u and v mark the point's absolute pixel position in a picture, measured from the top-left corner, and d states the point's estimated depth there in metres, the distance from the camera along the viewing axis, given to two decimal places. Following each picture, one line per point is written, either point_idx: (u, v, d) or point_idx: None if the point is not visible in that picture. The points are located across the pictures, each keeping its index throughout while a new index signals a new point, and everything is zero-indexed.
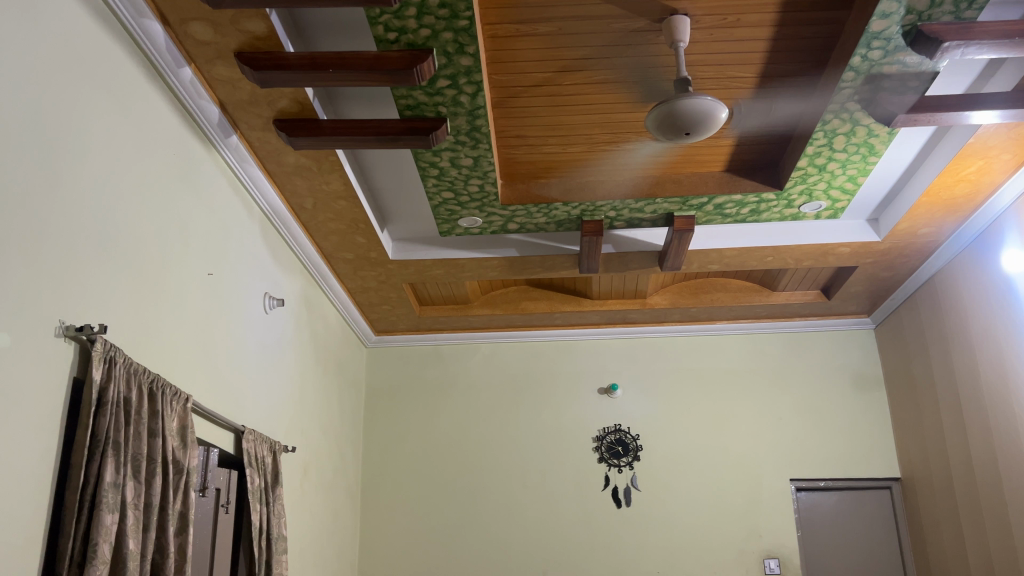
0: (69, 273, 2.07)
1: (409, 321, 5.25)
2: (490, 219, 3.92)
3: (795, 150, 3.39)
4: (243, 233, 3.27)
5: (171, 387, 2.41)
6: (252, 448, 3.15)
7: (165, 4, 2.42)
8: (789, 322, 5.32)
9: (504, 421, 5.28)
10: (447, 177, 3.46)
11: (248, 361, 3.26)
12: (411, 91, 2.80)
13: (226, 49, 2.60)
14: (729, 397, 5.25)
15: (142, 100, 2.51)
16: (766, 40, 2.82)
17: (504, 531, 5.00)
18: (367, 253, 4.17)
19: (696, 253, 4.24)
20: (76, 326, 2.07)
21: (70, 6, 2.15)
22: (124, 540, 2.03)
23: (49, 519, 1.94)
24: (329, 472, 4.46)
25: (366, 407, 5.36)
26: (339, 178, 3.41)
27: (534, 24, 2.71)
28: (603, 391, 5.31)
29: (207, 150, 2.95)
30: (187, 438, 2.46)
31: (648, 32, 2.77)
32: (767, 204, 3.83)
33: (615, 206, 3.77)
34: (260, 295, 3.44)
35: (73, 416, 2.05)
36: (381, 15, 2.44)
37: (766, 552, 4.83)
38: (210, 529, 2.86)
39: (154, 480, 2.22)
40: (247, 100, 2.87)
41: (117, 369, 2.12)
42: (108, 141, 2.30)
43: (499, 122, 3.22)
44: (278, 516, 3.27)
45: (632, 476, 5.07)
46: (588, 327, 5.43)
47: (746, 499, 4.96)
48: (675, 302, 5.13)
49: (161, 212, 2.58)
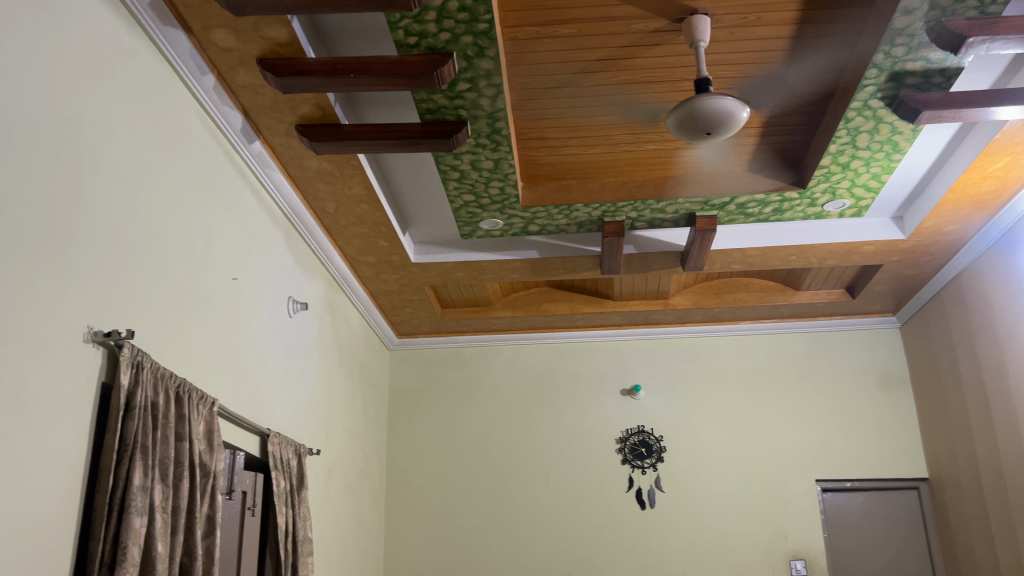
0: (96, 280, 2.09)
1: (431, 324, 5.27)
2: (511, 221, 3.92)
3: (817, 149, 3.37)
4: (266, 238, 3.30)
5: (197, 392, 2.43)
6: (277, 451, 3.17)
7: (187, 11, 2.44)
8: (813, 321, 5.28)
9: (527, 423, 5.29)
10: (468, 180, 3.47)
11: (272, 365, 3.28)
12: (431, 94, 2.81)
13: (249, 56, 2.63)
14: (752, 397, 5.21)
15: (167, 107, 2.54)
16: (787, 39, 2.80)
17: (527, 532, 5.00)
18: (389, 256, 4.19)
19: (718, 253, 4.22)
20: (104, 331, 2.09)
21: (95, 14, 2.18)
22: (153, 543, 2.05)
23: (80, 522, 1.96)
24: (354, 475, 4.48)
25: (389, 409, 5.38)
26: (361, 182, 3.42)
27: (554, 26, 2.71)
28: (626, 392, 5.30)
29: (231, 156, 2.98)
30: (213, 442, 2.49)
31: (668, 32, 2.75)
32: (790, 203, 3.81)
33: (637, 206, 3.76)
34: (283, 299, 3.47)
35: (101, 421, 2.08)
36: (401, 19, 2.45)
37: (792, 553, 4.80)
38: (237, 531, 2.89)
39: (182, 483, 2.24)
40: (269, 106, 2.90)
41: (144, 374, 2.15)
42: (134, 149, 2.33)
43: (520, 124, 3.22)
44: (304, 519, 3.29)
45: (655, 477, 5.05)
46: (610, 328, 5.42)
47: (771, 500, 4.93)
48: (697, 302, 5.10)
49: (185, 218, 2.61)
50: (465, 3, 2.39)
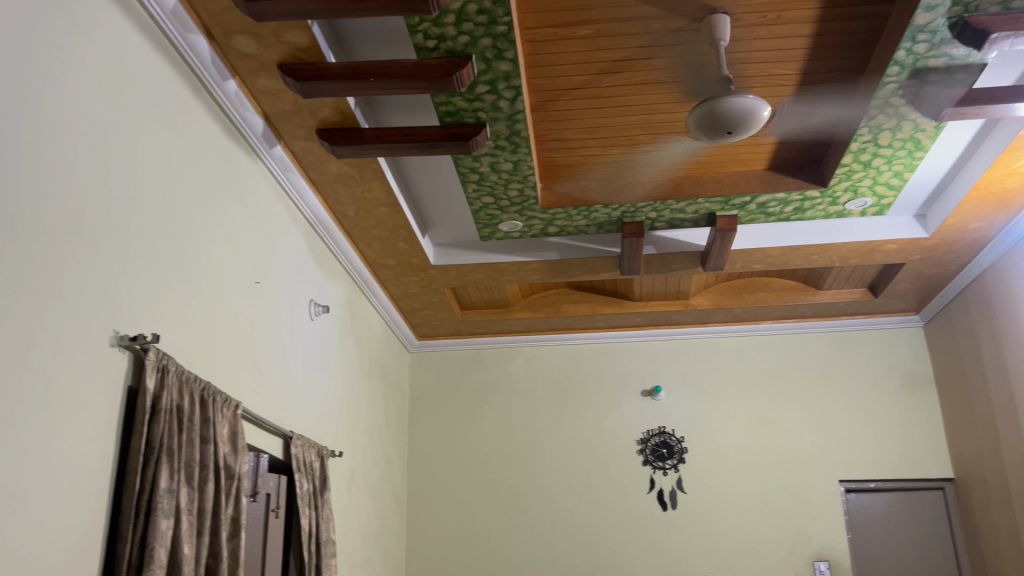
0: (122, 285, 2.12)
1: (451, 325, 5.28)
2: (531, 223, 3.92)
3: (839, 147, 3.35)
4: (288, 241, 3.32)
5: (221, 395, 2.45)
6: (300, 453, 3.19)
7: (209, 18, 2.47)
8: (835, 320, 5.24)
9: (547, 424, 5.29)
10: (487, 182, 3.47)
11: (294, 367, 3.30)
12: (451, 97, 2.82)
13: (269, 61, 2.65)
14: (775, 398, 5.18)
15: (189, 114, 2.56)
16: (807, 37, 2.79)
17: (549, 534, 4.99)
18: (409, 259, 4.20)
19: (739, 253, 4.20)
20: (129, 336, 2.11)
21: (118, 22, 2.21)
22: (179, 545, 2.07)
23: (107, 525, 1.99)
24: (376, 477, 4.50)
25: (410, 410, 5.40)
26: (381, 186, 3.44)
27: (573, 27, 2.71)
28: (647, 393, 5.29)
29: (252, 160, 3.00)
30: (237, 444, 2.50)
31: (687, 32, 2.75)
32: (811, 202, 3.78)
33: (657, 206, 3.75)
34: (305, 302, 3.49)
35: (127, 425, 2.10)
36: (420, 23, 2.46)
37: (816, 555, 4.76)
38: (262, 534, 2.91)
39: (206, 486, 2.26)
40: (290, 110, 2.92)
41: (170, 377, 2.17)
42: (157, 155, 2.35)
43: (539, 126, 3.23)
44: (327, 521, 3.31)
45: (677, 479, 5.03)
46: (630, 329, 5.40)
47: (793, 501, 4.90)
48: (718, 303, 5.08)
49: (208, 223, 2.63)
50: (484, 6, 2.40)
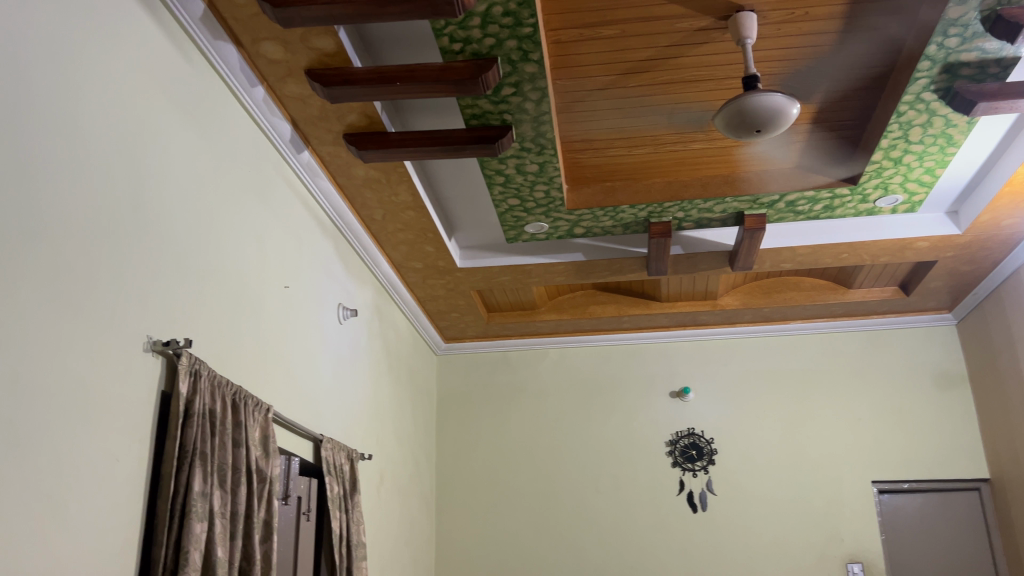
0: (154, 290, 2.14)
1: (478, 328, 5.28)
2: (557, 224, 3.92)
3: (869, 143, 3.31)
4: (316, 245, 3.34)
5: (253, 399, 2.47)
6: (331, 456, 3.21)
7: (237, 25, 2.49)
8: (866, 319, 5.18)
9: (575, 425, 5.27)
10: (513, 184, 3.47)
11: (323, 371, 3.32)
12: (476, 100, 2.82)
13: (296, 66, 2.67)
14: (805, 398, 5.13)
15: (218, 120, 2.59)
16: (835, 33, 2.76)
17: (578, 535, 4.98)
18: (436, 261, 4.21)
19: (767, 253, 4.16)
20: (162, 341, 2.14)
21: (148, 30, 2.24)
22: (213, 547, 2.09)
23: (143, 528, 2.01)
24: (405, 480, 4.52)
25: (438, 412, 5.41)
26: (407, 189, 3.45)
27: (598, 28, 2.70)
28: (675, 395, 5.26)
29: (280, 166, 3.03)
30: (269, 448, 2.52)
31: (713, 30, 2.73)
32: (841, 199, 3.75)
33: (684, 206, 3.73)
34: (334, 306, 3.51)
35: (161, 430, 2.13)
36: (446, 26, 2.46)
37: (849, 556, 4.71)
38: (293, 536, 2.93)
39: (239, 489, 2.29)
40: (317, 116, 2.94)
41: (202, 382, 2.19)
42: (188, 160, 2.38)
43: (564, 127, 3.22)
44: (357, 524, 3.32)
45: (707, 480, 5.00)
46: (657, 330, 5.37)
47: (825, 502, 4.85)
48: (746, 303, 5.04)
49: (239, 229, 2.66)
50: (509, 8, 2.40)
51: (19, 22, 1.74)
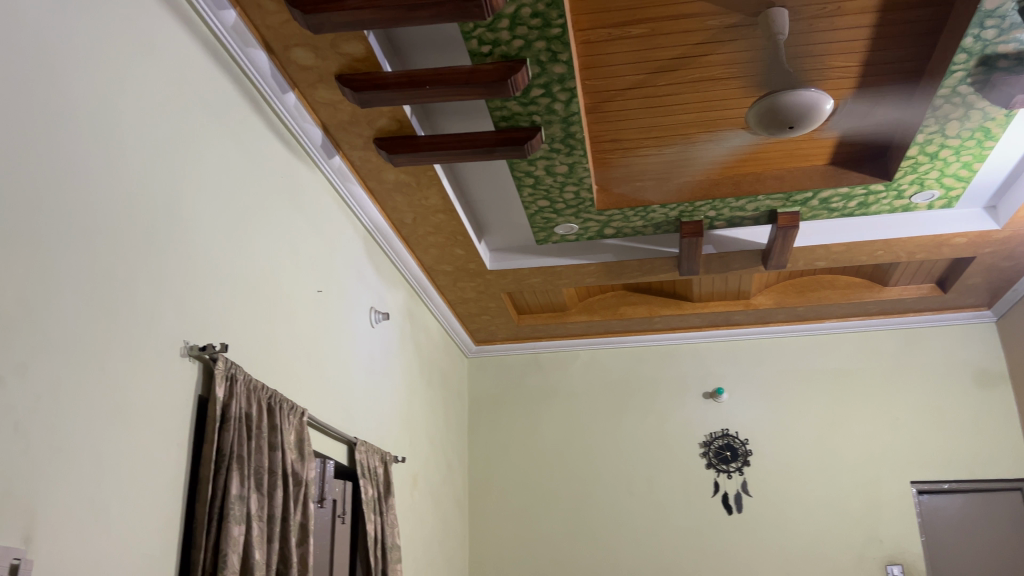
0: (191, 296, 2.16)
1: (508, 330, 5.28)
2: (587, 225, 3.90)
3: (904, 138, 3.26)
4: (348, 249, 3.36)
5: (288, 402, 2.49)
6: (365, 459, 3.23)
7: (269, 32, 2.51)
8: (902, 317, 5.09)
9: (608, 427, 5.25)
10: (542, 185, 3.47)
11: (356, 374, 3.34)
12: (505, 102, 2.82)
13: (327, 72, 2.69)
14: (840, 397, 5.07)
15: (251, 126, 2.61)
16: (868, 27, 2.72)
17: (613, 537, 4.96)
18: (466, 264, 4.22)
19: (801, 251, 4.12)
20: (199, 346, 2.16)
21: (182, 39, 2.27)
22: (251, 550, 2.11)
23: (182, 531, 2.03)
24: (438, 483, 4.53)
25: (470, 414, 5.42)
26: (437, 193, 3.46)
27: (627, 27, 2.69)
28: (708, 396, 5.21)
29: (312, 171, 3.05)
30: (304, 451, 2.54)
31: (744, 27, 2.70)
32: (875, 196, 3.70)
33: (715, 205, 3.71)
34: (366, 309, 3.53)
35: (199, 434, 2.15)
36: (475, 29, 2.46)
37: (888, 558, 4.64)
38: (329, 539, 2.95)
39: (276, 492, 2.31)
40: (348, 121, 2.95)
41: (238, 386, 2.21)
42: (222, 167, 2.41)
43: (594, 127, 3.21)
44: (392, 526, 3.34)
45: (742, 482, 4.95)
46: (689, 331, 5.33)
47: (863, 503, 4.78)
48: (780, 302, 4.97)
49: (272, 234, 2.68)
50: (538, 9, 2.39)
51: (55, 30, 1.77)
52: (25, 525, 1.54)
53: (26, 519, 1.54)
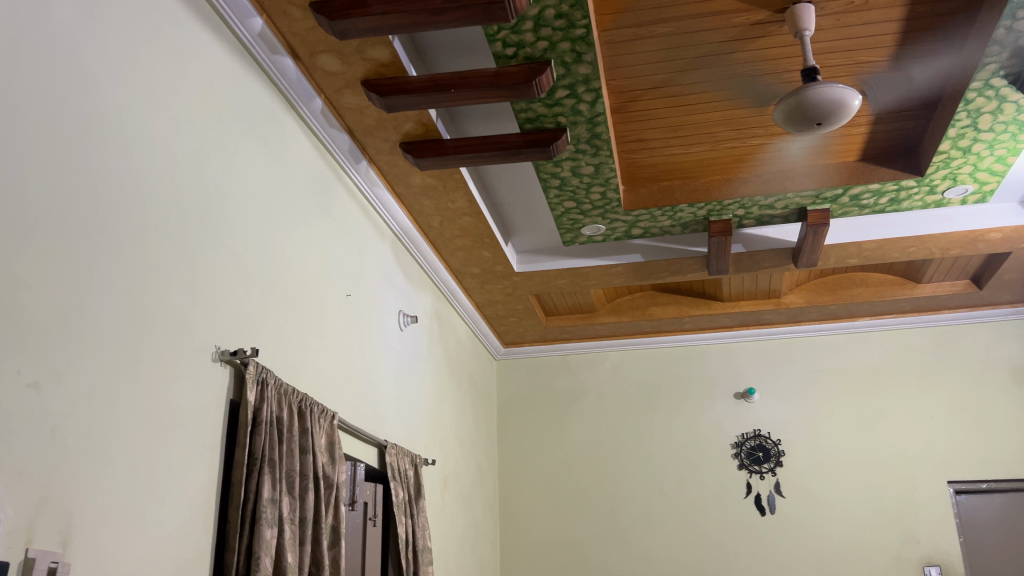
0: (221, 301, 2.19)
1: (536, 332, 5.27)
2: (614, 225, 3.88)
3: (935, 133, 3.22)
4: (376, 253, 3.38)
5: (318, 406, 2.51)
6: (395, 462, 3.24)
7: (295, 39, 2.54)
8: (936, 315, 5.01)
9: (638, 428, 5.22)
10: (569, 186, 3.46)
11: (385, 376, 3.35)
12: (530, 103, 2.82)
13: (353, 78, 2.70)
14: (874, 397, 5.00)
15: (279, 132, 2.64)
16: (898, 21, 2.68)
17: (646, 538, 4.94)
18: (493, 266, 4.22)
19: (831, 249, 4.07)
20: (230, 350, 2.19)
21: (210, 47, 2.29)
22: (283, 553, 2.13)
23: (216, 534, 2.06)
24: (468, 486, 4.53)
25: (500, 418, 5.43)
26: (464, 196, 3.47)
27: (652, 26, 2.67)
28: (740, 396, 5.17)
29: (339, 176, 3.08)
30: (335, 454, 2.56)
31: (770, 23, 2.68)
32: (907, 192, 3.64)
33: (744, 204, 3.68)
34: (394, 313, 3.55)
35: (232, 438, 2.18)
36: (499, 31, 2.46)
37: (926, 559, 4.57)
38: (361, 542, 2.96)
39: (307, 494, 2.33)
40: (374, 125, 2.97)
41: (270, 390, 2.23)
42: (251, 173, 2.43)
43: (620, 127, 3.20)
44: (423, 528, 3.35)
45: (775, 483, 4.90)
46: (718, 331, 5.28)
47: (899, 504, 4.71)
48: (812, 301, 4.91)
49: (301, 238, 2.70)
50: (562, 10, 2.39)
51: (87, 39, 1.80)
52: (63, 529, 1.57)
53: (65, 523, 1.57)
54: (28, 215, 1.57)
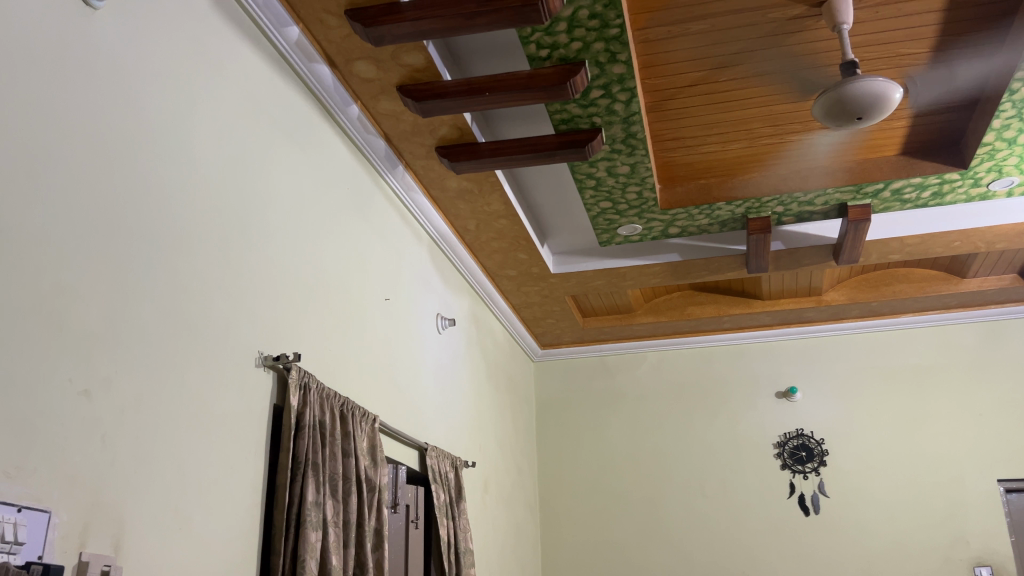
0: (262, 307, 2.22)
1: (574, 333, 5.25)
2: (651, 225, 3.87)
3: (979, 124, 3.15)
4: (413, 256, 3.40)
5: (359, 409, 2.54)
6: (436, 464, 3.27)
7: (331, 47, 2.57)
8: (984, 310, 4.90)
9: (679, 428, 5.19)
10: (605, 186, 3.45)
11: (424, 379, 3.37)
12: (565, 104, 2.82)
13: (388, 84, 2.73)
14: (920, 394, 4.91)
15: (316, 139, 2.67)
16: (938, 11, 2.63)
17: (687, 539, 4.90)
18: (529, 269, 4.23)
19: (872, 244, 4.00)
20: (272, 355, 2.22)
21: (249, 57, 2.33)
22: (328, 555, 2.15)
23: (261, 538, 2.09)
24: (508, 487, 4.54)
25: (539, 419, 5.43)
26: (500, 199, 3.48)
27: (686, 24, 2.66)
28: (781, 395, 5.11)
29: (376, 181, 3.10)
30: (377, 457, 2.58)
31: (807, 18, 2.64)
32: (951, 184, 3.58)
33: (783, 200, 3.64)
34: (433, 316, 3.57)
35: (276, 442, 2.20)
36: (533, 33, 2.47)
37: (977, 559, 4.48)
38: (404, 544, 2.98)
39: (350, 498, 2.35)
40: (410, 131, 2.99)
41: (312, 394, 2.26)
42: (289, 178, 2.46)
43: (655, 126, 3.19)
44: (465, 530, 3.36)
45: (819, 483, 4.84)
46: (758, 329, 5.22)
47: (947, 502, 4.63)
48: (854, 297, 4.83)
49: (339, 243, 2.73)
50: (596, 11, 2.38)
51: (131, 55, 1.84)
52: (115, 533, 1.60)
53: (116, 528, 1.60)
54: (79, 232, 1.61)
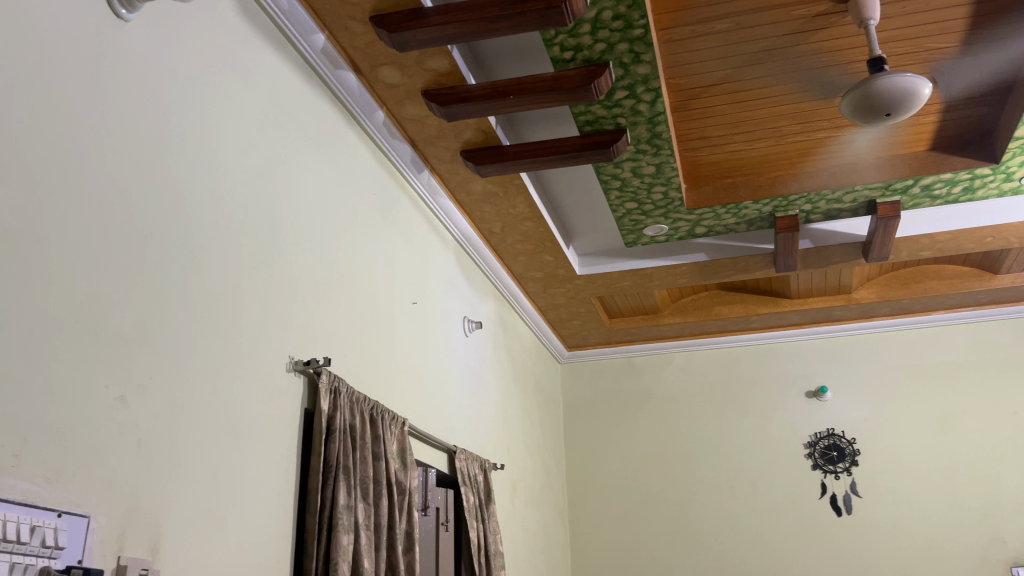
0: (292, 312, 2.23)
1: (600, 334, 5.24)
2: (677, 225, 3.85)
3: (1010, 118, 3.10)
4: (440, 260, 3.42)
5: (389, 413, 2.55)
6: (465, 466, 3.27)
7: (357, 54, 2.59)
8: (1017, 307, 4.82)
9: (709, 429, 5.16)
10: (630, 187, 3.44)
11: (452, 381, 3.38)
12: (590, 106, 2.83)
13: (413, 89, 2.74)
14: (952, 393, 4.85)
15: (343, 145, 2.69)
16: (967, 5, 2.60)
17: (718, 540, 4.88)
18: (556, 270, 4.22)
19: (902, 241, 3.96)
20: (303, 360, 2.24)
21: (275, 64, 2.36)
22: (360, 558, 2.17)
23: (294, 542, 2.11)
24: (536, 488, 4.54)
25: (566, 421, 5.42)
26: (525, 201, 3.48)
27: (710, 23, 2.65)
28: (811, 395, 5.06)
29: (402, 185, 3.12)
30: (407, 460, 2.60)
31: (833, 14, 2.62)
32: (982, 180, 3.54)
33: (811, 198, 3.61)
34: (459, 319, 3.58)
35: (307, 446, 2.22)
36: (556, 36, 2.47)
37: (1013, 560, 4.41)
38: (434, 547, 2.99)
39: (381, 501, 2.37)
40: (435, 135, 3.00)
41: (342, 399, 2.28)
42: (317, 184, 2.48)
43: (680, 126, 3.18)
44: (494, 533, 3.37)
45: (850, 483, 4.79)
46: (787, 329, 5.18)
47: (982, 502, 4.56)
48: (884, 295, 4.77)
49: (367, 248, 2.75)
50: (619, 11, 2.38)
51: (161, 64, 1.88)
52: (151, 537, 1.62)
53: (153, 532, 1.63)
54: (115, 239, 1.65)
